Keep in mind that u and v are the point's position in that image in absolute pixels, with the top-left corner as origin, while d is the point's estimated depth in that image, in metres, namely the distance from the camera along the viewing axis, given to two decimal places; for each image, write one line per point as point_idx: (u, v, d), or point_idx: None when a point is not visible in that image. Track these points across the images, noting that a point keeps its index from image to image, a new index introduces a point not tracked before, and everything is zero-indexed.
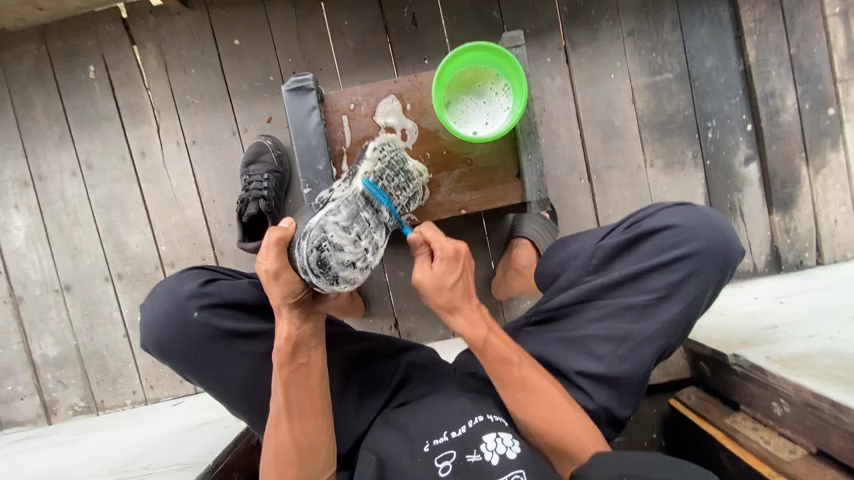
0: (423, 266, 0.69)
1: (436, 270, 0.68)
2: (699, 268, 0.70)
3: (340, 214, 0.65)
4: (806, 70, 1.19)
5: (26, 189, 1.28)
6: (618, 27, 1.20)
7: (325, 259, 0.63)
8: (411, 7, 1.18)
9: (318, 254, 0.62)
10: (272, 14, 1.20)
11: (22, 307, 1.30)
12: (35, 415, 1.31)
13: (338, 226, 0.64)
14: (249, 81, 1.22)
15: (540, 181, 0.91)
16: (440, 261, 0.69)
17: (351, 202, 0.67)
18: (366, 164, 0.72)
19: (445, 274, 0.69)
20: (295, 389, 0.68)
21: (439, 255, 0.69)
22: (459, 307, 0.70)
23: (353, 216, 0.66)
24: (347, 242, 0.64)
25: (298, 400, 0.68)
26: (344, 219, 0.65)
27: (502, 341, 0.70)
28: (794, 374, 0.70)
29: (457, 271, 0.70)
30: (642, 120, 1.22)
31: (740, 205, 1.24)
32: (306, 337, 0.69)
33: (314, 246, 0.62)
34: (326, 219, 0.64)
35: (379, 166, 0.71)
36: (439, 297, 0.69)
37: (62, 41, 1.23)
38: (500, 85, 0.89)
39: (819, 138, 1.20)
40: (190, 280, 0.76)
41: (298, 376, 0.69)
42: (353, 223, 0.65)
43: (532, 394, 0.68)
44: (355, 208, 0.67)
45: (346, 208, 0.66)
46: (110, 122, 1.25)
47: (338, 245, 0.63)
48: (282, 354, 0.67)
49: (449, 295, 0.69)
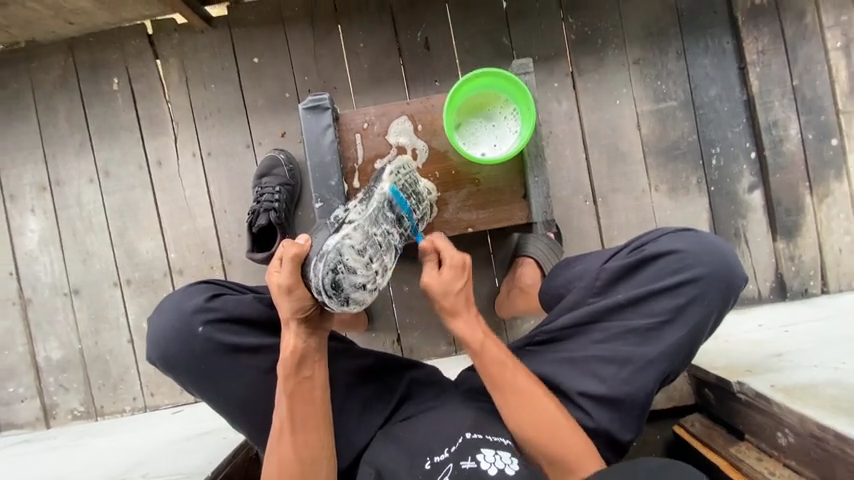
0: (431, 272, 0.73)
1: (444, 276, 0.72)
2: (704, 293, 0.71)
3: (355, 236, 0.66)
4: (808, 101, 1.21)
5: (43, 194, 1.31)
6: (624, 55, 1.23)
7: (338, 281, 0.64)
8: (424, 32, 1.23)
9: (333, 275, 0.64)
10: (291, 34, 1.25)
11: (30, 308, 1.32)
12: (35, 417, 1.31)
13: (354, 250, 0.65)
14: (266, 97, 1.26)
15: (546, 202, 0.94)
16: (449, 267, 0.73)
17: (366, 225, 0.68)
18: (383, 187, 0.77)
19: (452, 280, 0.73)
20: (299, 403, 0.69)
21: (448, 262, 0.73)
22: (459, 312, 0.73)
23: (368, 240, 0.67)
24: (361, 266, 0.65)
25: (301, 413, 0.69)
26: (360, 242, 0.66)
27: (498, 351, 0.71)
28: (799, 405, 0.70)
29: (462, 278, 0.74)
30: (646, 145, 1.24)
31: (744, 231, 1.25)
32: (312, 352, 0.69)
33: (329, 268, 0.63)
34: (342, 241, 0.65)
35: (395, 189, 0.77)
36: (446, 300, 0.73)
37: (89, 54, 1.29)
38: (509, 109, 0.92)
39: (822, 167, 1.22)
40: (197, 294, 0.77)
41: (302, 390, 0.69)
42: (368, 247, 0.67)
43: (534, 414, 0.69)
44: (370, 232, 0.68)
45: (361, 230, 0.67)
46: (129, 132, 1.29)
47: (352, 268, 0.64)
48: (287, 367, 0.68)
49: (454, 299, 0.73)
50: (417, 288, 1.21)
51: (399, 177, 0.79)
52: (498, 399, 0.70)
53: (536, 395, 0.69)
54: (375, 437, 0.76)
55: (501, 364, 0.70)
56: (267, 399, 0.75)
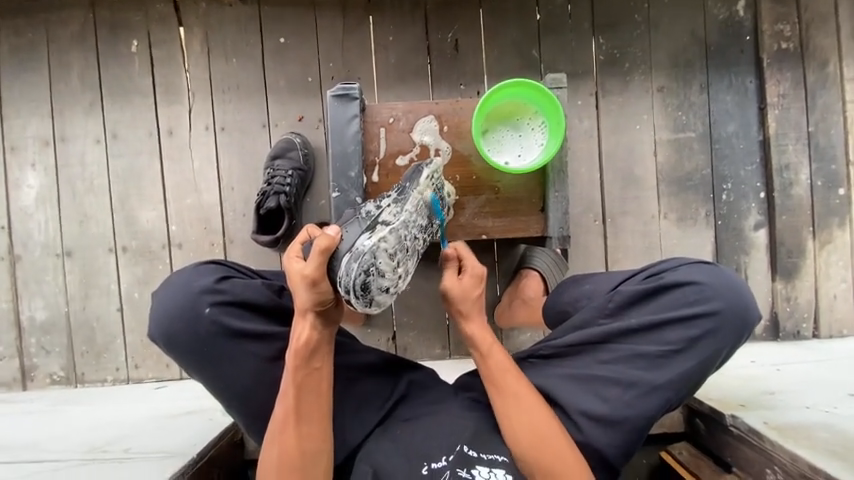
0: (451, 278, 0.75)
1: (463, 283, 0.74)
2: (717, 327, 0.71)
3: (389, 242, 0.67)
4: (821, 148, 1.24)
5: (46, 150, 1.27)
6: (649, 81, 1.24)
7: (368, 283, 0.65)
8: (455, 34, 1.22)
9: (364, 277, 0.65)
10: (320, 19, 1.23)
11: (18, 266, 1.28)
12: (11, 378, 1.27)
13: (387, 255, 0.66)
14: (288, 79, 1.24)
15: (564, 218, 0.93)
16: (469, 276, 0.75)
17: (400, 231, 0.69)
18: (417, 189, 0.76)
19: (471, 287, 0.75)
20: (305, 392, 0.67)
21: (468, 272, 0.75)
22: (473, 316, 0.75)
23: (400, 246, 0.69)
24: (391, 272, 0.67)
25: (307, 403, 0.68)
26: (393, 248, 0.67)
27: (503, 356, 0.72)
28: (791, 443, 0.71)
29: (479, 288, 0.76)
30: (661, 172, 1.25)
31: (745, 268, 1.26)
32: (324, 344, 0.68)
33: (362, 269, 0.64)
34: (377, 245, 0.66)
35: (427, 192, 0.77)
36: (463, 304, 0.74)
37: (111, 13, 1.25)
38: (537, 122, 0.92)
39: (827, 214, 1.24)
40: (205, 274, 0.75)
41: (310, 381, 0.68)
42: (399, 253, 0.68)
43: (539, 425, 0.69)
44: (402, 238, 0.69)
45: (395, 236, 0.68)
46: (143, 97, 1.26)
47: (383, 273, 0.66)
48: (297, 357, 0.66)
49: (471, 305, 0.75)
50: (419, 288, 1.20)
51: (433, 183, 0.79)
52: (497, 402, 0.71)
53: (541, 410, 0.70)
54: (371, 434, 0.75)
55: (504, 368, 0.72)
56: (264, 387, 0.74)
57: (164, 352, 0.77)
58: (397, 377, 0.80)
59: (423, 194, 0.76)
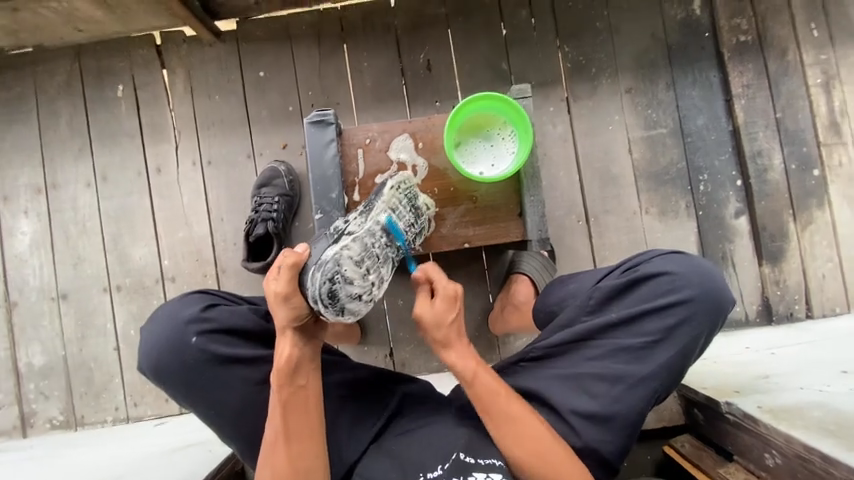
0: (423, 304, 0.74)
1: (436, 308, 0.73)
2: (694, 315, 0.73)
3: (353, 249, 0.69)
4: (790, 133, 1.28)
5: (38, 196, 1.30)
6: (617, 83, 1.29)
7: (335, 291, 0.66)
8: (427, 54, 1.27)
9: (331, 285, 0.66)
10: (297, 50, 1.28)
11: (15, 312, 1.29)
12: (11, 426, 1.26)
13: (352, 261, 0.68)
14: (269, 109, 1.29)
15: (541, 221, 0.96)
16: (441, 299, 0.74)
17: (364, 238, 0.71)
18: (383, 200, 0.82)
19: (444, 312, 0.73)
20: (293, 412, 0.69)
21: (440, 294, 0.74)
22: (451, 343, 0.73)
23: (366, 253, 0.70)
24: (358, 277, 0.68)
25: (295, 422, 0.68)
26: (358, 254, 0.69)
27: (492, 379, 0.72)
28: (785, 425, 0.70)
29: (454, 310, 0.74)
30: (638, 169, 1.28)
31: (731, 256, 1.28)
32: (306, 361, 0.70)
33: (327, 277, 0.66)
34: (341, 252, 0.68)
35: (394, 200, 0.82)
36: (437, 333, 0.73)
37: (96, 61, 1.31)
38: (507, 131, 0.96)
39: (804, 196, 1.27)
40: (192, 304, 0.77)
41: (296, 398, 0.69)
42: (366, 259, 0.70)
43: (535, 442, 0.69)
44: (368, 245, 0.71)
45: (359, 243, 0.70)
46: (131, 138, 1.30)
47: (350, 279, 0.67)
48: (281, 375, 0.68)
49: (445, 332, 0.73)
50: (411, 302, 1.21)
51: (401, 196, 0.84)
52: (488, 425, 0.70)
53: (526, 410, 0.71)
54: (366, 452, 0.75)
55: (493, 392, 0.70)
56: (258, 411, 0.74)
57: (156, 385, 0.78)
58: (392, 391, 0.81)
59: (390, 206, 0.81)
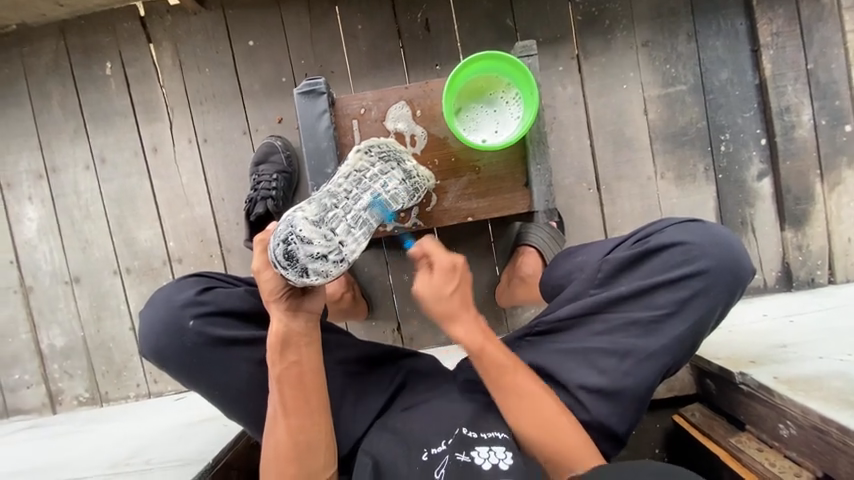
0: (423, 279, 0.73)
1: (435, 281, 0.72)
2: (709, 286, 0.69)
3: (309, 210, 0.65)
4: (823, 85, 1.17)
5: (40, 181, 1.30)
6: (632, 37, 1.19)
7: (291, 252, 0.62)
8: (425, 13, 1.18)
9: (285, 246, 0.62)
10: (287, 15, 1.21)
11: (32, 297, 1.32)
12: (41, 403, 1.33)
13: (305, 220, 0.64)
14: (262, 82, 1.23)
15: (548, 191, 0.91)
16: (439, 272, 0.72)
17: (322, 200, 0.68)
18: (349, 164, 0.75)
19: (444, 283, 0.72)
20: (288, 387, 0.69)
21: (438, 267, 0.72)
22: (456, 316, 0.72)
23: (323, 212, 0.66)
24: (315, 236, 0.63)
25: (291, 398, 0.69)
26: (314, 214, 0.65)
27: (501, 351, 0.71)
28: (801, 397, 0.68)
29: (453, 282, 0.73)
30: (653, 131, 1.20)
31: (751, 221, 1.22)
32: (296, 334, 0.70)
33: (281, 239, 0.63)
34: (295, 215, 0.65)
35: (363, 162, 0.75)
36: (440, 307, 0.72)
37: (81, 38, 1.25)
38: (511, 94, 0.89)
39: (834, 155, 1.18)
40: (187, 287, 0.77)
41: (290, 374, 0.69)
42: (323, 218, 0.66)
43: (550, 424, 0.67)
44: (327, 205, 0.67)
45: (316, 205, 0.66)
46: (124, 118, 1.27)
47: (304, 238, 0.62)
48: (272, 350, 0.69)
49: (447, 304, 0.72)
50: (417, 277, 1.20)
51: (371, 157, 0.76)
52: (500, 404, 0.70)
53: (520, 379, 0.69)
54: (372, 426, 0.76)
55: (501, 367, 0.69)
56: (263, 390, 0.75)
57: (157, 368, 0.79)
58: (397, 367, 0.82)
59: (357, 168, 0.74)
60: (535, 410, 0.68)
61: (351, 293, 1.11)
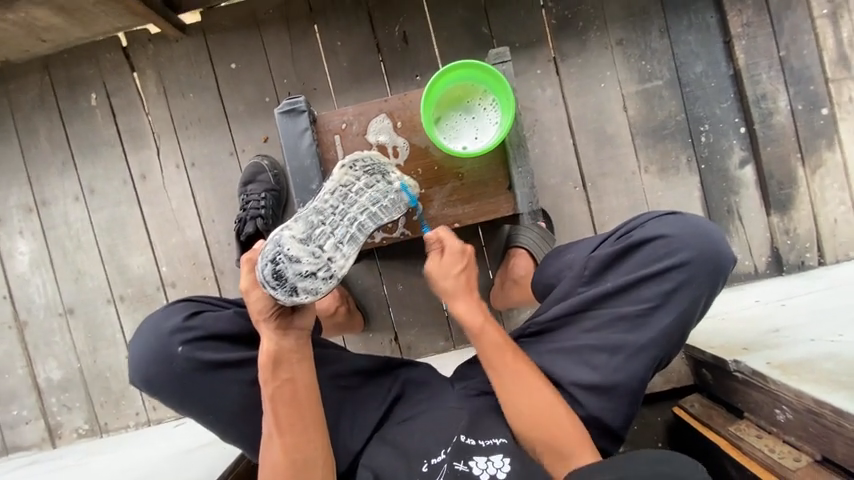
0: (434, 261, 0.77)
1: (444, 262, 0.76)
2: (692, 277, 0.70)
3: (296, 228, 0.67)
4: (796, 71, 1.19)
5: (30, 215, 1.30)
6: (606, 37, 1.21)
7: (280, 271, 0.65)
8: (402, 26, 1.21)
9: (274, 266, 0.65)
10: (267, 36, 1.23)
11: (26, 331, 1.32)
12: (40, 438, 1.31)
13: (292, 239, 0.65)
14: (246, 103, 1.25)
15: (531, 193, 0.93)
16: (450, 254, 0.76)
17: (308, 217, 0.68)
18: (334, 178, 0.75)
19: (452, 265, 0.76)
20: (282, 405, 0.69)
21: (449, 251, 0.76)
22: (460, 295, 0.75)
23: (310, 230, 0.67)
24: (303, 255, 0.65)
25: (285, 415, 0.69)
26: (301, 232, 0.67)
27: (499, 333, 0.72)
28: (794, 381, 0.67)
29: (462, 263, 0.77)
30: (634, 126, 1.22)
31: (737, 208, 1.23)
32: (287, 351, 0.70)
33: (269, 260, 0.65)
34: (282, 234, 0.66)
35: (348, 176, 0.74)
36: (446, 283, 0.75)
37: (65, 71, 1.27)
38: (488, 101, 0.91)
39: (813, 138, 1.20)
40: (175, 313, 0.77)
41: (282, 392, 0.69)
42: (310, 236, 0.67)
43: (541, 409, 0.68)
44: (314, 222, 0.68)
45: (303, 222, 0.67)
46: (111, 147, 1.28)
47: (292, 257, 0.64)
48: (264, 368, 0.70)
49: (453, 282, 0.76)
50: (411, 286, 1.20)
51: (356, 171, 0.75)
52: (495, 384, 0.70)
53: (517, 378, 0.69)
54: (370, 439, 0.76)
55: (500, 348, 0.71)
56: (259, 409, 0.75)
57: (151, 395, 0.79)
58: (394, 375, 0.82)
59: (342, 182, 0.73)
60: (530, 412, 0.68)
61: (345, 306, 1.11)
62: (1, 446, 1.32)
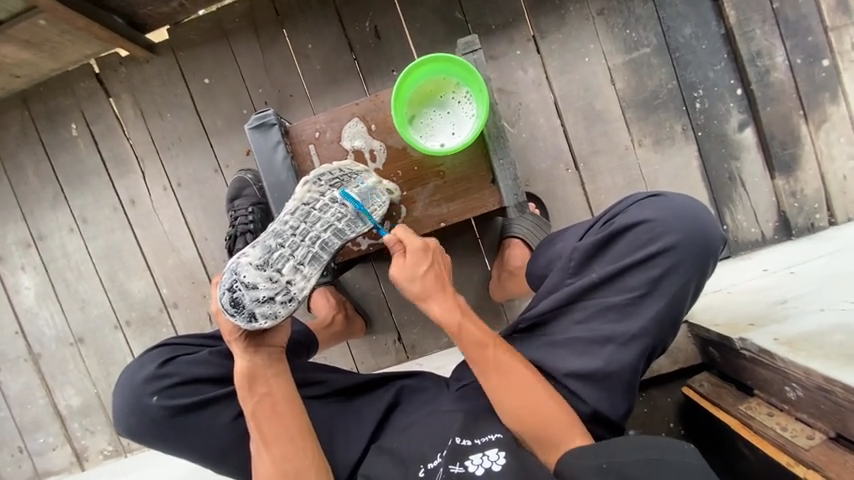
0: (397, 262, 0.75)
1: (408, 260, 0.74)
2: (678, 262, 0.68)
3: (252, 255, 0.70)
4: (792, 22, 1.12)
5: (29, 250, 1.32)
6: (586, 8, 1.15)
7: (238, 299, 0.69)
8: (373, 21, 1.17)
9: (232, 294, 0.69)
10: (237, 46, 1.20)
11: (42, 363, 1.35)
12: (69, 463, 1.36)
13: (249, 266, 0.69)
14: (224, 117, 1.23)
15: (515, 184, 0.90)
16: (412, 254, 0.75)
17: (265, 242, 0.71)
18: (297, 194, 0.76)
19: (417, 263, 0.74)
20: (264, 419, 0.73)
21: (410, 251, 0.75)
22: (431, 295, 0.73)
23: (267, 254, 0.70)
24: (259, 280, 0.69)
25: (269, 428, 0.73)
26: (258, 257, 0.70)
27: (475, 328, 0.72)
28: (802, 358, 0.65)
29: (426, 261, 0.75)
30: (623, 99, 1.17)
31: (739, 174, 1.18)
32: (261, 367, 0.75)
33: (227, 288, 0.69)
34: (240, 261, 0.70)
35: (309, 192, 0.75)
36: (415, 286, 0.74)
37: (43, 104, 1.26)
38: (462, 92, 0.88)
39: (816, 92, 1.14)
40: (149, 362, 0.81)
41: (263, 407, 0.74)
42: (268, 260, 0.70)
43: (531, 400, 0.67)
44: (270, 246, 0.71)
45: (260, 248, 0.71)
46: (97, 176, 1.28)
47: (249, 284, 0.68)
48: (242, 387, 0.74)
49: (422, 283, 0.74)
50: None
51: (321, 186, 0.76)
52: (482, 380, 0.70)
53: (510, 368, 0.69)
54: (366, 450, 0.80)
55: (482, 345, 0.70)
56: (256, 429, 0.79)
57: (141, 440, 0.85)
58: (388, 386, 0.85)
59: (304, 200, 0.75)
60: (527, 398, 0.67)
61: (345, 313, 1.11)
62: (33, 473, 1.37)
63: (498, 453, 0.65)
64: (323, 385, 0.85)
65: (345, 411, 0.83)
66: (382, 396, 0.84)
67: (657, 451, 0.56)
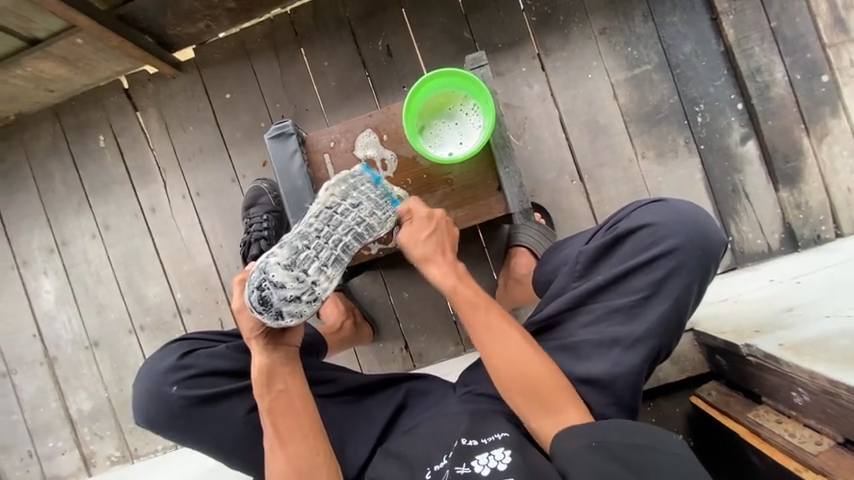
0: (406, 230, 0.80)
1: (413, 226, 0.80)
2: (681, 264, 0.70)
3: (281, 254, 0.72)
4: (790, 40, 1.16)
5: (52, 255, 1.37)
6: (589, 28, 1.21)
7: (266, 297, 0.71)
8: (385, 40, 1.23)
9: (260, 292, 0.71)
10: (257, 64, 1.27)
11: (57, 366, 1.38)
12: (77, 467, 1.37)
13: (278, 265, 0.71)
14: (242, 130, 1.29)
15: (521, 192, 0.93)
16: (418, 219, 0.81)
17: (292, 242, 0.74)
18: (321, 197, 0.79)
19: (419, 229, 0.80)
20: (280, 415, 0.75)
21: (417, 217, 0.81)
22: (432, 258, 0.78)
23: (294, 255, 0.72)
24: (287, 280, 0.71)
25: (284, 424, 0.75)
26: (286, 257, 0.72)
27: (474, 291, 0.75)
28: (806, 361, 0.65)
29: (430, 227, 0.81)
30: (626, 114, 1.21)
31: (742, 187, 1.20)
32: (278, 365, 0.77)
33: (255, 286, 0.71)
34: (269, 260, 0.72)
35: (331, 195, 0.79)
36: (418, 249, 0.79)
37: (74, 117, 1.34)
38: (469, 105, 0.93)
39: (816, 106, 1.16)
40: (170, 354, 0.85)
41: (280, 403, 0.76)
42: (295, 260, 0.72)
43: (531, 370, 0.69)
44: (297, 246, 0.73)
45: (287, 247, 0.73)
46: (121, 185, 1.34)
47: (277, 283, 0.70)
48: (260, 384, 0.76)
49: (423, 248, 0.79)
50: (417, 293, 1.21)
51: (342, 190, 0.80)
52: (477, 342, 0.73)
53: (503, 326, 0.72)
54: (374, 451, 0.81)
55: (475, 305, 0.74)
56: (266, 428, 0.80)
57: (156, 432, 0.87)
58: (396, 387, 0.87)
59: (327, 204, 0.78)
60: (520, 359, 0.69)
61: (352, 320, 1.15)
62: (41, 477, 1.38)
63: (503, 452, 0.65)
64: (334, 384, 0.87)
65: (353, 414, 0.85)
66: (389, 398, 0.86)
67: (644, 438, 0.59)
